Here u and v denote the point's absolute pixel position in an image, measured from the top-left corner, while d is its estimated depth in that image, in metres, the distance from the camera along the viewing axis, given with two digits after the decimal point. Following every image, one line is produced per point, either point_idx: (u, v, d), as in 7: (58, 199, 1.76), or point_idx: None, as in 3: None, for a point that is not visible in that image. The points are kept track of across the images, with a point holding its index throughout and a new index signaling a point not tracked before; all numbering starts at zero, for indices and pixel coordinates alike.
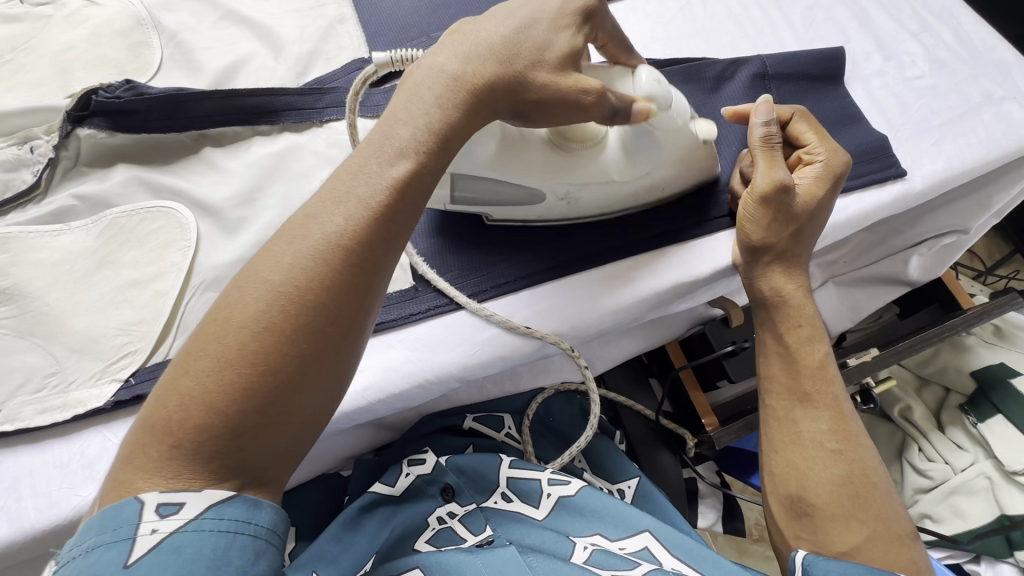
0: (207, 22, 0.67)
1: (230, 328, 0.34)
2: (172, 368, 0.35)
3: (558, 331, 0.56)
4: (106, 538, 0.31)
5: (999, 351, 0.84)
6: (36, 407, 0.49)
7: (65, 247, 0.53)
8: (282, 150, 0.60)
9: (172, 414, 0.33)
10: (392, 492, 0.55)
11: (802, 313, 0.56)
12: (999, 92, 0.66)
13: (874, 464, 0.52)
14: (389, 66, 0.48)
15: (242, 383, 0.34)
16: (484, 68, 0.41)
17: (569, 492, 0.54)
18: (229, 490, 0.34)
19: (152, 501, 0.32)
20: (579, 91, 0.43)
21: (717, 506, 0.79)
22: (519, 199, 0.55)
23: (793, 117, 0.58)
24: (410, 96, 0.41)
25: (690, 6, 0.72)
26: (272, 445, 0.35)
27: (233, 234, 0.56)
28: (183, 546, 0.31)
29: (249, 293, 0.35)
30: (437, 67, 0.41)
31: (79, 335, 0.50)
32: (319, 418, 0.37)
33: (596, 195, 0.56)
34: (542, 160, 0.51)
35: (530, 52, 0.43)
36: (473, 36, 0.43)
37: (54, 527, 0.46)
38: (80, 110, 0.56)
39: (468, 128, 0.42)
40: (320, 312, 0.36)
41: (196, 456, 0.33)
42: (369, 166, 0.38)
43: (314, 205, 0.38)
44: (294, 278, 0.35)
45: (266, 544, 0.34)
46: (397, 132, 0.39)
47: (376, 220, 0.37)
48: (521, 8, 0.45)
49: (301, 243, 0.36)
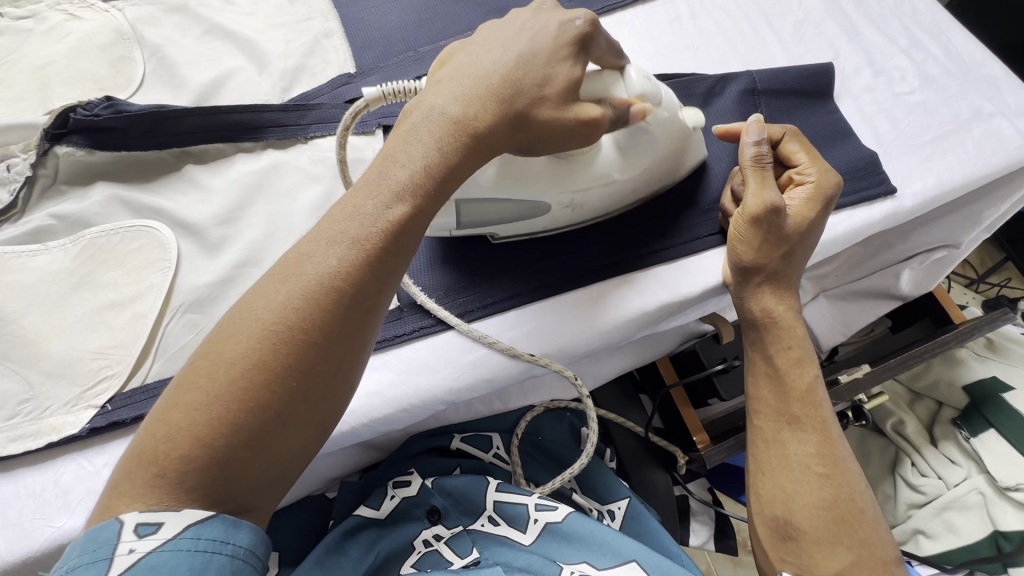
0: (191, 36, 0.66)
1: (220, 364, 0.34)
2: (164, 400, 0.34)
3: (548, 352, 0.56)
4: (83, 560, 0.31)
5: (991, 365, 0.84)
6: (8, 435, 0.47)
7: (42, 267, 0.52)
8: (265, 167, 0.59)
9: (158, 445, 0.33)
10: (378, 515, 0.54)
11: (792, 335, 0.56)
12: (989, 107, 0.66)
13: (861, 488, 0.51)
14: (380, 101, 0.46)
15: (230, 417, 0.33)
16: (483, 107, 0.41)
17: (557, 518, 0.53)
18: (205, 510, 0.33)
19: (131, 521, 0.32)
20: (576, 121, 0.43)
21: (710, 524, 0.78)
22: (522, 212, 0.53)
23: (784, 137, 0.57)
24: (407, 137, 0.40)
25: (679, 21, 0.72)
26: (258, 478, 0.34)
27: (215, 253, 0.55)
28: (158, 566, 0.31)
29: (242, 328, 0.35)
30: (435, 107, 0.41)
31: (55, 359, 0.49)
32: (307, 450, 0.37)
33: (599, 198, 0.55)
34: (542, 171, 0.50)
35: (529, 90, 0.42)
36: (466, 70, 0.42)
37: (26, 558, 0.45)
38: (58, 128, 0.54)
39: (468, 166, 0.41)
40: (310, 349, 0.35)
41: (179, 484, 0.32)
42: (365, 206, 0.38)
43: (308, 243, 0.37)
44: (286, 315, 0.35)
45: (244, 565, 0.34)
46: (395, 174, 0.38)
47: (369, 261, 0.37)
48: (518, 38, 0.44)
49: (294, 282, 0.36)
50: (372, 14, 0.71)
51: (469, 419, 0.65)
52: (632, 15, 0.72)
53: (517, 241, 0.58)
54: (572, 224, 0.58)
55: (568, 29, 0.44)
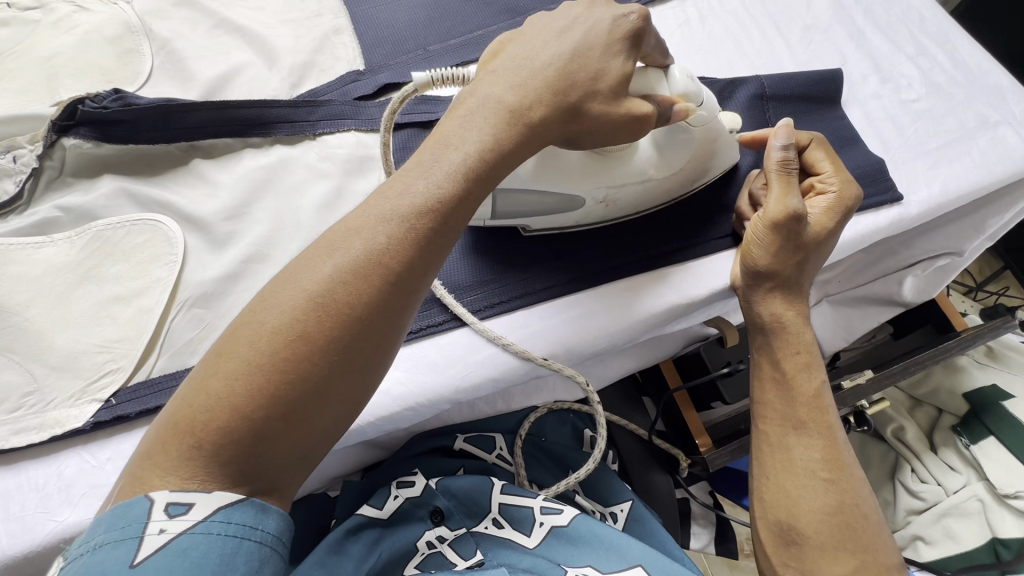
0: (199, 30, 0.66)
1: (263, 334, 0.34)
2: (201, 368, 0.34)
3: (553, 352, 0.55)
4: (112, 536, 0.30)
5: (991, 372, 0.85)
6: (12, 427, 0.47)
7: (48, 259, 0.52)
8: (273, 162, 0.59)
9: (195, 415, 0.32)
10: (380, 516, 0.53)
11: (801, 340, 0.56)
12: (995, 116, 0.66)
13: (865, 494, 0.52)
14: (428, 86, 0.48)
15: (270, 389, 0.33)
16: (538, 100, 0.42)
17: (562, 522, 0.52)
18: (239, 494, 0.33)
19: (161, 500, 0.31)
20: (630, 115, 0.44)
21: (710, 528, 0.80)
22: (560, 205, 0.54)
23: (810, 144, 0.57)
24: (462, 121, 0.41)
25: (688, 25, 0.72)
26: (289, 454, 0.34)
27: (221, 249, 0.55)
28: (190, 549, 0.30)
29: (287, 298, 0.35)
30: (493, 96, 0.42)
31: (59, 352, 0.49)
32: (337, 431, 0.36)
33: (633, 195, 0.55)
34: (579, 162, 0.51)
35: (583, 83, 0.43)
36: (522, 61, 0.43)
37: (28, 552, 0.45)
38: (66, 120, 0.54)
39: (518, 157, 0.42)
40: (354, 324, 0.35)
41: (214, 458, 0.32)
42: (415, 186, 0.38)
43: (356, 219, 0.37)
44: (333, 288, 0.35)
45: (271, 552, 0.33)
46: (448, 156, 0.39)
47: (416, 239, 0.37)
48: (571, 31, 0.44)
49: (342, 255, 0.36)
50: (382, 11, 0.71)
51: (472, 419, 0.66)
52: None
53: (549, 234, 0.58)
54: (599, 223, 0.58)
55: (622, 24, 0.44)
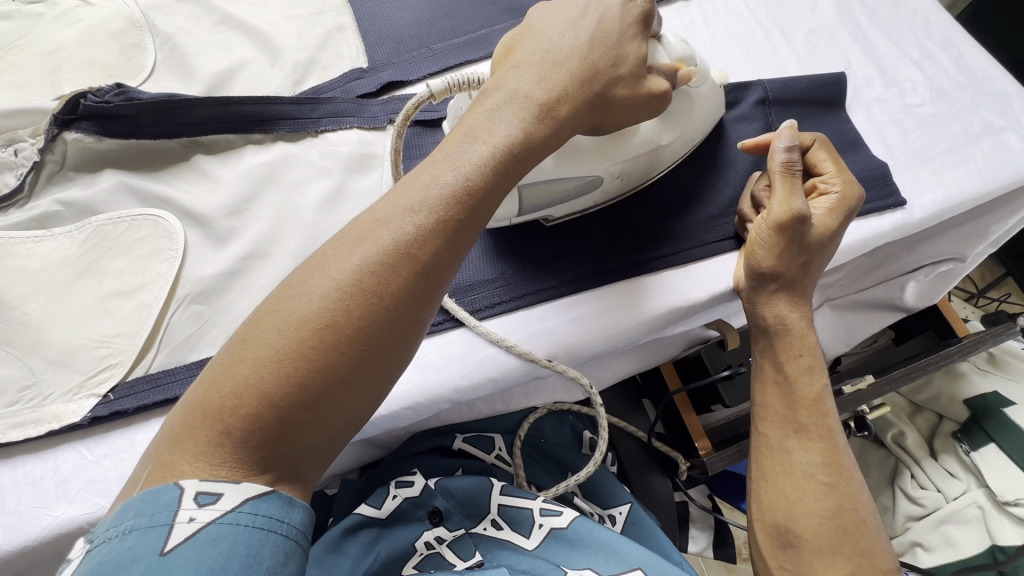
0: (203, 26, 0.65)
1: (291, 321, 0.34)
2: (228, 353, 0.34)
3: (553, 353, 0.55)
4: (141, 522, 0.30)
5: (992, 379, 0.84)
6: (8, 422, 0.47)
7: (48, 254, 0.51)
8: (275, 159, 0.59)
9: (223, 401, 0.32)
10: (380, 515, 0.53)
11: (804, 342, 0.55)
12: (999, 122, 0.66)
13: (864, 499, 0.51)
14: (445, 92, 0.47)
15: (299, 377, 0.33)
16: (565, 94, 0.42)
17: (562, 524, 0.52)
18: (264, 485, 0.33)
19: (191, 489, 0.31)
20: (654, 93, 0.46)
21: (708, 532, 0.78)
22: (578, 189, 0.54)
23: (813, 144, 0.57)
24: (489, 114, 0.41)
25: (692, 26, 0.72)
26: (314, 444, 0.34)
27: (222, 245, 0.55)
28: (219, 540, 0.30)
29: (315, 287, 0.34)
30: (518, 90, 0.42)
31: (57, 347, 0.49)
32: (360, 422, 0.36)
33: (645, 164, 0.55)
34: (593, 145, 0.50)
35: (605, 71, 0.44)
36: (541, 54, 0.44)
37: (24, 547, 0.45)
38: (68, 114, 0.53)
39: (548, 146, 0.42)
40: (382, 315, 0.35)
41: (242, 445, 0.32)
42: (442, 177, 0.38)
43: (383, 209, 0.37)
44: (361, 278, 0.35)
45: (296, 546, 0.33)
46: (476, 149, 0.39)
47: (444, 232, 0.37)
48: (586, 18, 0.45)
49: (369, 246, 0.35)
50: (386, 9, 0.71)
51: (472, 420, 0.65)
52: None
53: (565, 222, 0.59)
54: (618, 195, 0.58)
55: (630, 9, 0.45)
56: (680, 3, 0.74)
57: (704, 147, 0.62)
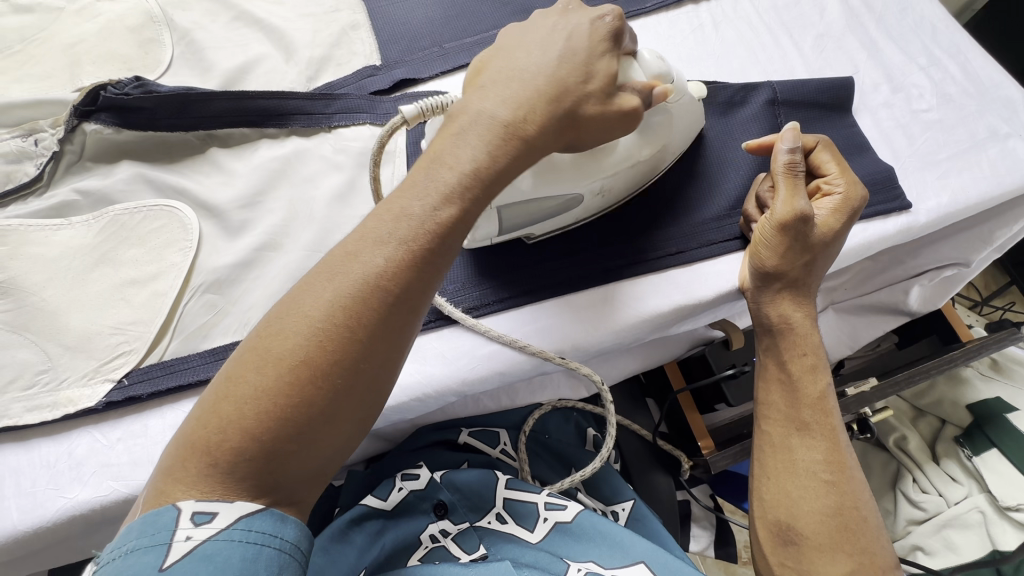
0: (219, 21, 0.67)
1: (269, 359, 0.34)
2: (212, 392, 0.35)
3: (559, 348, 0.56)
4: (143, 542, 0.31)
5: (995, 386, 0.85)
6: (26, 405, 0.48)
7: (65, 242, 0.52)
8: (289, 153, 0.59)
9: (209, 436, 0.33)
10: (385, 507, 0.53)
11: (807, 341, 0.56)
12: (1005, 128, 0.66)
13: (865, 497, 0.52)
14: (420, 117, 0.45)
15: (278, 412, 0.33)
16: (531, 111, 0.42)
17: (566, 518, 0.53)
18: (260, 503, 0.33)
19: (187, 509, 0.32)
20: (622, 111, 0.46)
21: (710, 530, 0.80)
22: (558, 208, 0.54)
23: (817, 146, 0.58)
24: (455, 139, 0.41)
25: (701, 29, 0.73)
26: (303, 471, 0.35)
27: (236, 236, 0.56)
28: (214, 555, 0.31)
29: (290, 324, 0.35)
30: (485, 112, 0.42)
31: (74, 332, 0.50)
32: (348, 446, 0.37)
33: (626, 179, 0.55)
34: (571, 162, 0.50)
35: (576, 87, 0.44)
36: (513, 71, 0.44)
37: (38, 528, 0.46)
38: (88, 105, 0.55)
39: (512, 170, 0.42)
40: (356, 346, 0.35)
41: (230, 475, 0.33)
42: (412, 208, 0.38)
43: (355, 242, 0.37)
44: (334, 313, 0.35)
45: (290, 559, 0.34)
46: (442, 176, 0.39)
47: (413, 262, 0.37)
48: (554, 37, 0.46)
49: (341, 280, 0.36)
50: (399, 8, 0.72)
51: (479, 415, 0.66)
52: (656, 21, 0.73)
53: (552, 237, 0.59)
54: (602, 210, 0.59)
55: (599, 27, 0.46)
56: (689, 6, 0.75)
57: (710, 149, 0.63)
